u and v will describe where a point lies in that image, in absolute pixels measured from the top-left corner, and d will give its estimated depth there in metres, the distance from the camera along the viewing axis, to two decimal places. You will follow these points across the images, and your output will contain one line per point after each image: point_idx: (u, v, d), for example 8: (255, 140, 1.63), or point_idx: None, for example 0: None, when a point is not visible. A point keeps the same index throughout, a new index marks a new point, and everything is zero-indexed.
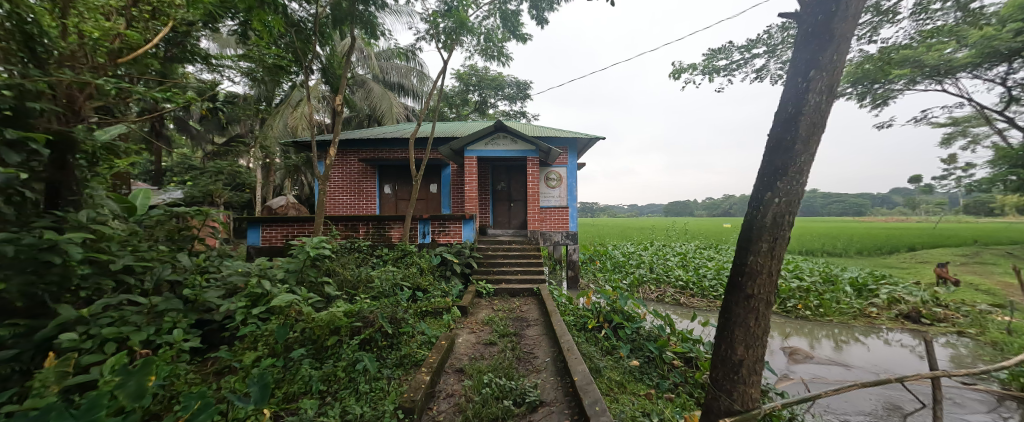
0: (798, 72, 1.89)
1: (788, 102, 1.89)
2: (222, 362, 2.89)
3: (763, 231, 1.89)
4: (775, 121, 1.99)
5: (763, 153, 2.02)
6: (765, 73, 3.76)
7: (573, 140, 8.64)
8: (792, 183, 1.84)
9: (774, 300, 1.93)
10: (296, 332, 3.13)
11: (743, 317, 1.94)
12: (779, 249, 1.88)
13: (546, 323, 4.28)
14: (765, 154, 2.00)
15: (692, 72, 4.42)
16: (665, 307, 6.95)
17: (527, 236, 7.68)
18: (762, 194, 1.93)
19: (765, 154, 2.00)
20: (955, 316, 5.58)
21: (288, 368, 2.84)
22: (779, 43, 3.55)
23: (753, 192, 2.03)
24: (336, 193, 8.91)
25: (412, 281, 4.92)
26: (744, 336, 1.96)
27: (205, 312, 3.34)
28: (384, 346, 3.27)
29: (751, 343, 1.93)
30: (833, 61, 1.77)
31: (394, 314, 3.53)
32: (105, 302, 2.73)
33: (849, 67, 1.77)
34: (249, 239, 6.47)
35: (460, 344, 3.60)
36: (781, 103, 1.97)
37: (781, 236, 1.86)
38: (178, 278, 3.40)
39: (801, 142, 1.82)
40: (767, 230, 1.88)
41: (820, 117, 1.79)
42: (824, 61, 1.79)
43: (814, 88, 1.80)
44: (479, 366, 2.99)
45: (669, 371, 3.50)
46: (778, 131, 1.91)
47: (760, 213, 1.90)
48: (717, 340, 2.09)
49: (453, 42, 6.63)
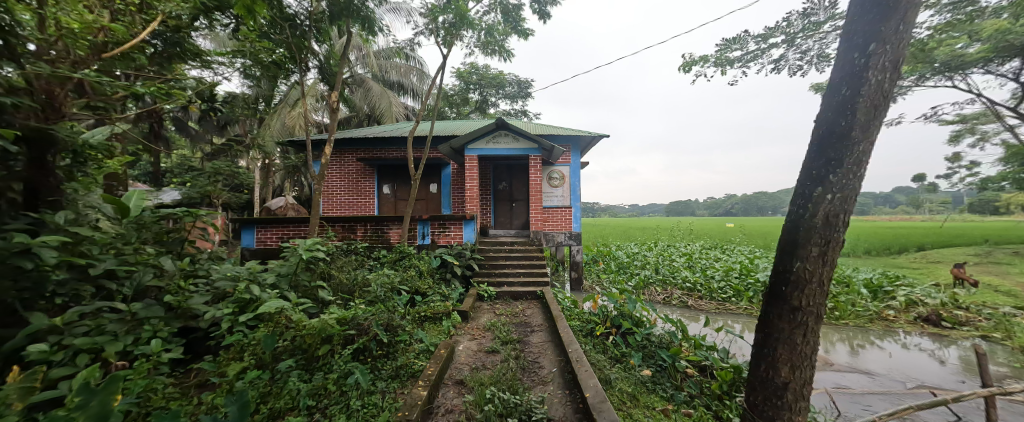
0: (852, 56, 1.89)
1: (843, 87, 1.89)
2: (206, 374, 2.69)
3: (814, 230, 1.91)
4: (826, 107, 1.99)
5: (813, 140, 2.03)
6: (783, 64, 3.55)
7: (576, 138, 8.44)
8: (847, 174, 1.86)
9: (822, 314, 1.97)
10: (285, 341, 2.94)
11: (788, 337, 1.99)
12: (830, 251, 1.90)
13: (551, 330, 4.06)
14: (816, 141, 2.01)
15: (703, 65, 4.21)
16: (673, 310, 6.74)
17: (530, 237, 7.48)
18: (812, 188, 1.95)
19: (816, 142, 2.01)
20: (977, 319, 5.35)
21: (276, 381, 2.65)
22: (798, 31, 3.35)
23: (800, 183, 2.04)
24: (334, 193, 8.73)
25: (411, 284, 4.72)
26: (789, 356, 2.02)
27: (190, 319, 3.15)
28: (379, 355, 3.06)
29: (797, 365, 1.99)
30: (894, 44, 1.78)
31: (391, 321, 3.33)
32: (81, 310, 2.56)
33: (906, 52, 1.79)
34: (243, 242, 6.28)
35: (459, 354, 3.39)
36: (833, 88, 1.97)
37: (833, 235, 1.89)
38: (162, 283, 3.21)
39: (858, 129, 1.83)
40: (818, 229, 1.90)
41: (879, 101, 1.80)
42: (883, 44, 1.79)
43: (873, 71, 1.81)
44: (480, 378, 2.79)
45: (683, 381, 3.29)
46: (832, 116, 1.92)
47: (812, 209, 1.92)
48: (757, 362, 2.16)
49: (453, 37, 6.43)
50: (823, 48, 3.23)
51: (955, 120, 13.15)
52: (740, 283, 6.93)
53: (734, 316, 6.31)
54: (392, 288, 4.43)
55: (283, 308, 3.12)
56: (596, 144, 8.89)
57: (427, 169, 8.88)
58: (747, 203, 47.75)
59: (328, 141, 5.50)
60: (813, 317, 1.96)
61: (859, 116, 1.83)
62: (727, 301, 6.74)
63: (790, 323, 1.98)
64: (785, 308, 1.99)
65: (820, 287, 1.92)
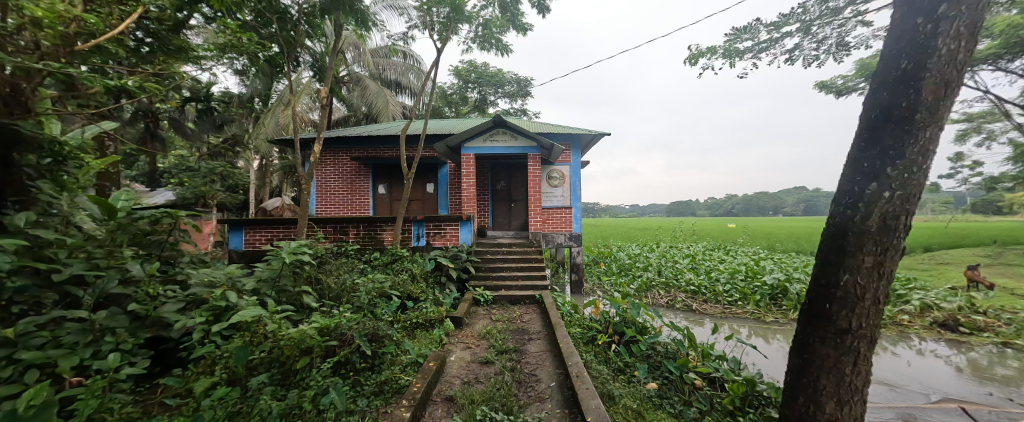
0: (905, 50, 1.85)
1: (897, 81, 1.85)
2: (172, 389, 2.47)
3: (867, 236, 1.89)
4: (876, 103, 1.95)
5: (863, 138, 1.99)
6: (797, 54, 3.32)
7: (576, 137, 8.21)
8: (904, 172, 1.81)
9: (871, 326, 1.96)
10: (262, 352, 2.72)
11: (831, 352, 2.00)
12: (884, 254, 1.89)
13: (550, 337, 3.83)
14: (866, 139, 1.97)
15: (711, 56, 3.98)
16: (677, 314, 6.50)
17: (529, 238, 7.25)
18: (864, 188, 1.91)
19: (866, 139, 1.97)
20: (997, 325, 5.12)
21: (247, 398, 2.42)
22: (815, 18, 3.11)
23: (848, 183, 2.01)
24: (328, 194, 8.51)
25: (403, 289, 4.49)
26: (833, 370, 2.01)
27: (161, 328, 2.93)
28: (363, 369, 2.84)
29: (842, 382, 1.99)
30: (953, 35, 1.75)
31: (376, 330, 3.10)
32: (35, 319, 2.34)
33: (967, 45, 1.75)
34: (231, 244, 6.05)
35: (450, 365, 3.15)
36: (883, 83, 1.93)
37: (888, 237, 1.87)
38: (132, 288, 2.99)
39: (918, 127, 1.79)
40: (871, 233, 1.88)
41: (939, 97, 1.76)
42: (942, 35, 1.75)
43: (932, 65, 1.76)
44: (472, 394, 2.57)
45: (692, 394, 3.06)
46: (885, 113, 1.89)
47: (864, 212, 1.88)
48: (799, 380, 2.15)
49: (448, 32, 6.22)
50: (842, 36, 2.99)
51: (961, 119, 12.92)
52: (747, 286, 6.70)
53: (740, 320, 6.08)
54: (383, 293, 4.21)
55: (261, 317, 2.90)
56: (597, 143, 8.66)
57: (423, 168, 8.65)
58: (748, 203, 47.49)
59: (317, 138, 5.27)
60: (865, 343, 1.94)
61: (921, 108, 1.79)
62: (733, 305, 6.51)
63: (837, 346, 1.97)
64: (835, 327, 1.98)
65: (869, 303, 1.92)
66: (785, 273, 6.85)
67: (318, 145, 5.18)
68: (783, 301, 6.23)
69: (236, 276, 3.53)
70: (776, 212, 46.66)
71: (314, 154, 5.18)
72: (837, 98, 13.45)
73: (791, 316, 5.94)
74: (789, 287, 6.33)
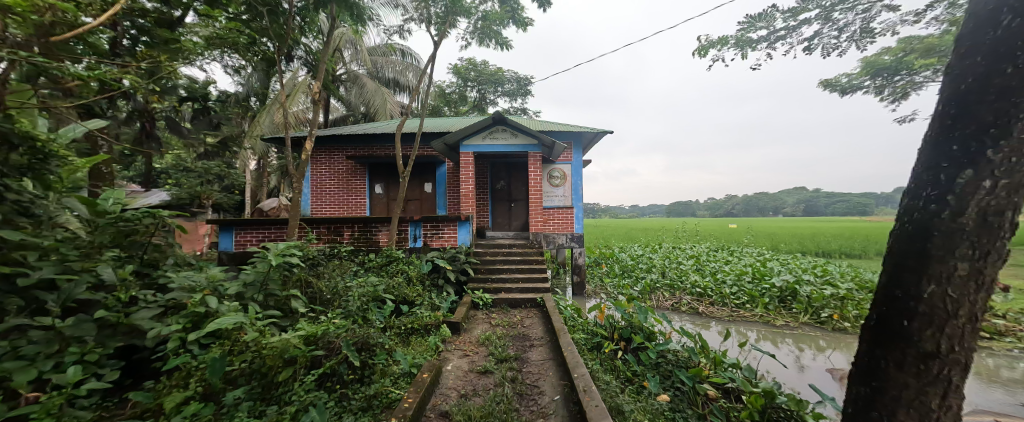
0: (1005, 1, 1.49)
1: (994, 41, 1.48)
2: (142, 405, 2.26)
3: (962, 234, 1.49)
4: (963, 74, 1.57)
5: (948, 115, 1.60)
6: (816, 43, 3.12)
7: (578, 135, 8.01)
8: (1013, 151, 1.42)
9: (970, 348, 1.53)
10: (242, 363, 2.52)
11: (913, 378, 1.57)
12: (984, 257, 1.49)
13: (553, 344, 3.62)
14: (951, 116, 1.58)
15: (722, 47, 3.78)
16: (683, 317, 6.29)
17: (530, 239, 7.05)
18: (955, 173, 1.51)
19: (952, 116, 1.58)
20: (1018, 329, 4.91)
21: (223, 415, 2.22)
22: (837, 3, 2.90)
23: (930, 170, 1.61)
24: (323, 194, 8.29)
25: (398, 292, 4.28)
26: (914, 402, 1.58)
27: (135, 336, 2.72)
28: (351, 381, 2.64)
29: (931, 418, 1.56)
30: None
31: (367, 339, 2.90)
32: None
33: None
34: (221, 245, 5.84)
35: (446, 376, 2.94)
36: (971, 47, 1.56)
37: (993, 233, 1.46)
38: (104, 292, 2.79)
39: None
40: (968, 229, 1.47)
41: None
42: None
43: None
44: (469, 410, 2.37)
45: (706, 406, 2.86)
46: (978, 79, 1.50)
47: (959, 202, 1.48)
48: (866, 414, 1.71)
49: (446, 26, 6.03)
50: (865, 22, 2.79)
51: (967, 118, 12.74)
52: (754, 288, 6.49)
53: (749, 324, 5.87)
54: (376, 297, 3.99)
55: (243, 323, 2.71)
56: (599, 141, 8.46)
57: (421, 167, 8.44)
58: (749, 203, 47.32)
59: (310, 135, 5.07)
60: (956, 370, 1.54)
61: None
62: (741, 307, 6.30)
63: (921, 376, 1.56)
64: (917, 349, 1.57)
65: (959, 320, 1.53)
66: (794, 274, 6.64)
67: (309, 142, 4.97)
68: (793, 304, 6.01)
69: (219, 278, 3.32)
70: (777, 213, 46.48)
71: (306, 152, 4.97)
72: (841, 97, 13.26)
73: (802, 319, 5.73)
74: (799, 290, 6.12)
